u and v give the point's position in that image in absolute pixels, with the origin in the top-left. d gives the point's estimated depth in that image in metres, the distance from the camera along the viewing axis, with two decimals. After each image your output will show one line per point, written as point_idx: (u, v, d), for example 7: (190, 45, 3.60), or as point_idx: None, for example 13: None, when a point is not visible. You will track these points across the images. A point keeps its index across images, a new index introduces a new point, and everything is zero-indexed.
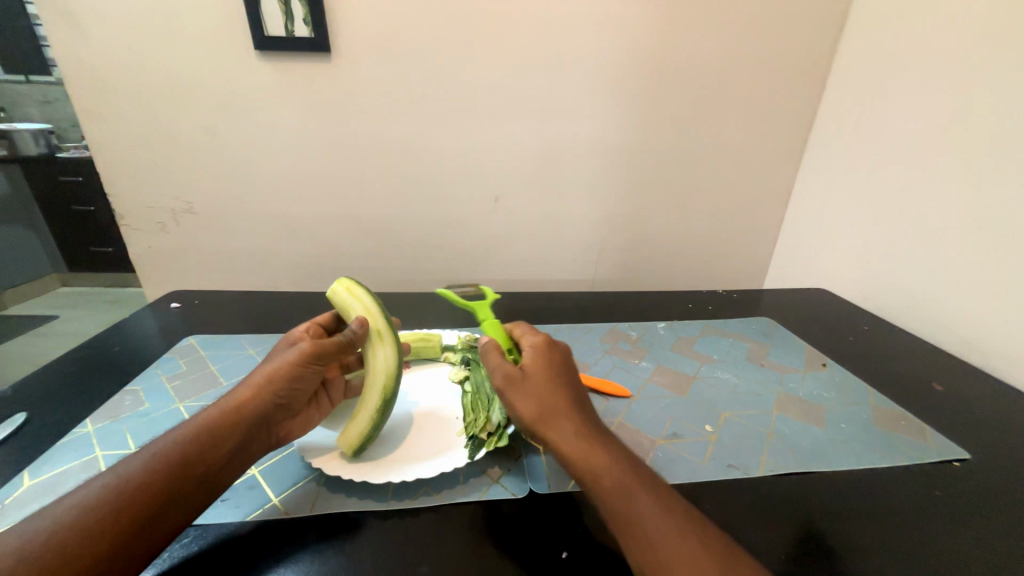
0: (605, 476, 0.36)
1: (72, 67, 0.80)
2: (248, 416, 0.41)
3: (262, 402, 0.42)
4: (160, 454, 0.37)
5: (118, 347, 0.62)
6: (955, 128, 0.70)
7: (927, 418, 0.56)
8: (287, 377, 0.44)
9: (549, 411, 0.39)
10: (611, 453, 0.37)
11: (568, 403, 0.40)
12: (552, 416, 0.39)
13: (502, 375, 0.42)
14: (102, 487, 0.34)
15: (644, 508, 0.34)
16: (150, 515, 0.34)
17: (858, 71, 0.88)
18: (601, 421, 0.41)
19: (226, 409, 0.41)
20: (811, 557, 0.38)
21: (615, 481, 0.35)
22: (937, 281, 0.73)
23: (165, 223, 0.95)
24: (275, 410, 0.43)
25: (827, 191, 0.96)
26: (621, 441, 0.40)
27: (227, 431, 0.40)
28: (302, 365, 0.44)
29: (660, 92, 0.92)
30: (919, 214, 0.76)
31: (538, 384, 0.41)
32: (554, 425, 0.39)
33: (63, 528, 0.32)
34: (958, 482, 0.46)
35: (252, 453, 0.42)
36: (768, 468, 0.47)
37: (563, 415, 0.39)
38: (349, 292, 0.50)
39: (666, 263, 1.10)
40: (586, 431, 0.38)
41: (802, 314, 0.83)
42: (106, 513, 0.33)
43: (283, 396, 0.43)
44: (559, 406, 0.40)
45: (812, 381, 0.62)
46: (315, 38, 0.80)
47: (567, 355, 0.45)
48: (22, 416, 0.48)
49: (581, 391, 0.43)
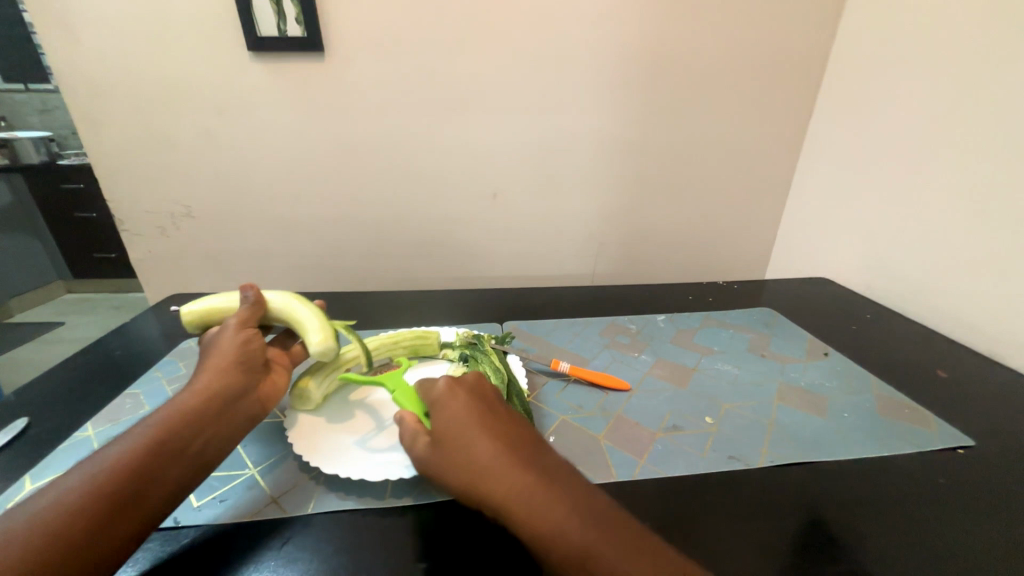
0: (558, 543, 0.31)
1: (68, 74, 0.81)
2: (217, 395, 0.40)
3: (229, 376, 0.42)
4: (136, 439, 0.35)
5: (119, 351, 0.63)
6: (955, 111, 0.69)
7: (932, 406, 0.55)
8: (235, 346, 0.44)
9: (474, 477, 0.35)
10: (562, 503, 0.33)
11: (497, 457, 0.36)
12: (487, 475, 0.35)
13: (421, 451, 0.39)
14: (85, 472, 0.33)
15: (613, 564, 0.30)
16: (132, 496, 0.33)
17: (857, 56, 0.87)
18: (547, 459, 0.37)
19: (195, 393, 0.40)
20: (813, 549, 0.37)
21: (570, 539, 0.31)
22: (941, 267, 0.72)
23: (164, 227, 0.95)
24: (246, 377, 0.43)
25: (828, 179, 0.95)
26: (574, 479, 0.36)
27: (199, 410, 0.39)
28: (243, 334, 0.45)
29: (657, 81, 0.91)
30: (923, 199, 0.74)
31: (456, 447, 0.37)
32: (486, 490, 0.34)
33: (47, 512, 0.30)
34: (961, 470, 0.46)
35: (237, 423, 0.41)
36: (768, 459, 0.46)
37: (491, 481, 0.35)
38: (198, 306, 0.49)
39: (667, 256, 1.10)
40: (527, 485, 0.34)
41: (804, 304, 0.82)
42: (92, 497, 0.32)
43: (245, 362, 0.44)
44: (483, 466, 0.35)
45: (814, 370, 0.62)
46: (306, 37, 0.80)
47: (479, 394, 0.41)
48: (23, 422, 0.49)
49: (513, 431, 0.39)
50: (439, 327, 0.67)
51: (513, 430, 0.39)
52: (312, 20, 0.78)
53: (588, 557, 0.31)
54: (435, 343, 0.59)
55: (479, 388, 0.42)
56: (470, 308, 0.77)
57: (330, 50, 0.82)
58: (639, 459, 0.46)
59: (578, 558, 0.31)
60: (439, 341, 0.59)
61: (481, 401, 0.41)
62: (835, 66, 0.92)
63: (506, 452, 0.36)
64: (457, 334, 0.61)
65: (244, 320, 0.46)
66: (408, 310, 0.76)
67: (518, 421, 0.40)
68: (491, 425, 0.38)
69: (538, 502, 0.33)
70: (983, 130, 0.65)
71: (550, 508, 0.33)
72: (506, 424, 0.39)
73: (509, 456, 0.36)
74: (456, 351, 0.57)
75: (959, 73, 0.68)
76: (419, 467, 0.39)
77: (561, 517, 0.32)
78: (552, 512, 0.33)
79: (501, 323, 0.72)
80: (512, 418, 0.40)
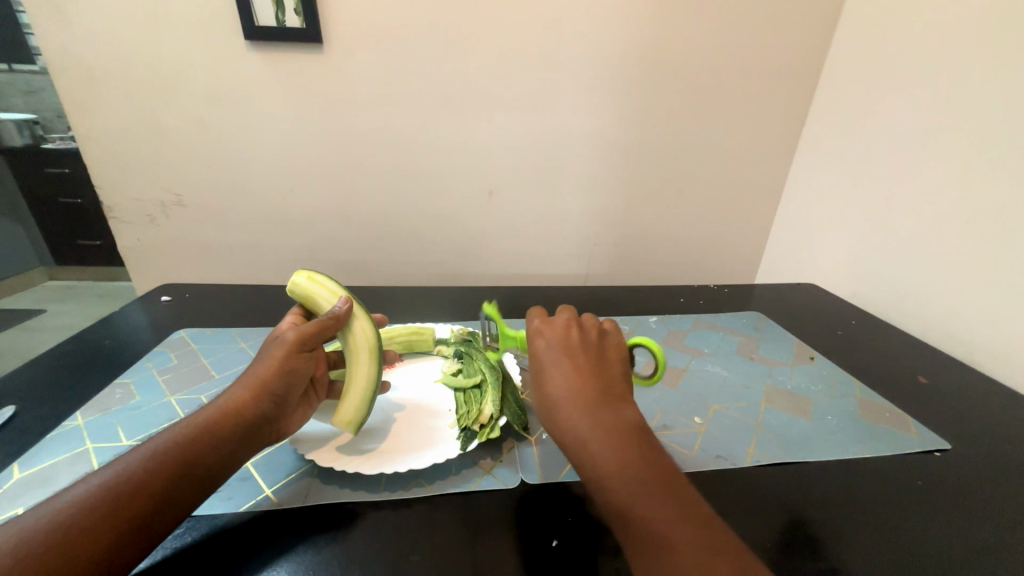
0: (602, 489, 0.34)
1: (58, 56, 0.79)
2: (244, 418, 0.39)
3: (260, 401, 0.40)
4: (156, 453, 0.35)
5: (108, 340, 0.62)
6: (943, 126, 0.71)
7: (912, 411, 0.57)
8: (279, 369, 0.42)
9: (549, 414, 0.39)
10: (615, 458, 0.35)
11: (568, 401, 0.38)
12: (559, 415, 0.38)
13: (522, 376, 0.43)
14: (99, 484, 0.32)
15: (648, 522, 0.31)
16: (146, 515, 0.32)
17: (849, 67, 0.89)
18: (617, 412, 0.37)
19: (224, 406, 0.39)
20: (797, 546, 0.38)
21: (612, 493, 0.33)
22: (924, 277, 0.74)
23: (154, 216, 0.94)
24: (275, 407, 0.41)
25: (818, 187, 0.97)
26: (637, 438, 0.36)
27: (227, 424, 0.38)
28: (293, 355, 0.43)
29: (654, 85, 0.92)
30: (909, 210, 0.76)
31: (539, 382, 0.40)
32: (555, 427, 0.38)
33: (59, 526, 0.30)
34: (939, 473, 0.47)
35: (255, 447, 0.40)
36: (755, 459, 0.48)
37: (561, 419, 0.37)
38: (309, 280, 0.47)
39: (659, 259, 1.11)
40: (587, 437, 0.36)
41: (792, 309, 0.84)
42: (105, 513, 0.31)
43: (280, 393, 0.42)
44: (558, 407, 0.38)
45: (800, 374, 0.63)
46: (305, 28, 0.79)
47: (570, 337, 0.42)
48: (10, 410, 0.48)
49: (592, 378, 0.39)
50: (435, 323, 0.67)
51: (590, 375, 0.39)
52: (311, 11, 0.78)
53: (625, 511, 0.32)
54: (430, 339, 0.60)
55: (568, 333, 0.42)
56: (465, 305, 0.77)
57: (329, 42, 0.82)
58: None
59: (616, 509, 0.33)
60: (434, 337, 0.60)
61: (571, 342, 0.41)
62: (828, 77, 0.94)
63: (575, 392, 0.38)
64: (452, 332, 0.61)
65: (301, 337, 0.43)
66: (404, 305, 0.76)
67: (604, 365, 0.40)
68: (571, 365, 0.40)
69: (596, 451, 0.35)
70: (968, 144, 0.67)
71: (603, 460, 0.35)
72: (585, 371, 0.39)
73: (579, 402, 0.37)
74: (451, 347, 0.59)
75: (948, 87, 0.70)
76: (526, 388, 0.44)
77: (610, 470, 0.34)
78: (603, 463, 0.34)
79: (495, 321, 0.72)
80: (596, 363, 0.40)
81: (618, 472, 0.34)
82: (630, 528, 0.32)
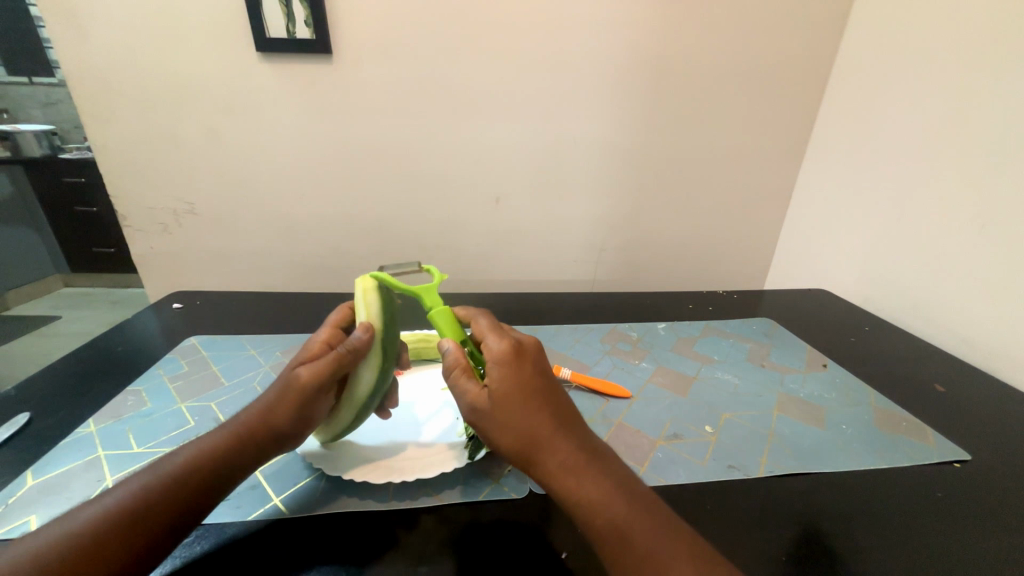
0: (598, 513, 0.34)
1: (75, 68, 0.81)
2: (250, 448, 0.39)
3: (269, 435, 0.40)
4: (162, 473, 0.35)
5: (121, 347, 0.63)
6: (955, 130, 0.70)
7: (929, 419, 0.56)
8: (290, 407, 0.40)
9: (530, 446, 0.36)
10: (604, 482, 0.35)
11: (549, 430, 0.37)
12: (542, 445, 0.36)
13: (474, 397, 0.38)
14: (109, 504, 0.33)
15: (642, 545, 0.33)
16: (157, 531, 0.32)
17: (859, 70, 0.88)
18: (592, 438, 0.38)
19: (228, 433, 0.39)
20: (812, 559, 0.37)
21: (605, 517, 0.34)
22: (938, 282, 0.73)
23: (167, 224, 0.95)
24: (282, 440, 0.40)
25: (829, 191, 0.95)
26: (616, 463, 0.38)
27: (229, 450, 0.38)
28: (307, 392, 0.40)
29: (661, 91, 0.92)
30: (922, 214, 0.75)
31: (516, 415, 0.37)
32: (539, 459, 0.36)
33: (72, 547, 0.30)
34: (960, 484, 0.46)
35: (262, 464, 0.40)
36: (768, 469, 0.47)
37: (546, 450, 0.36)
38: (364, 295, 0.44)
39: (667, 264, 1.10)
40: (575, 465, 0.36)
41: (803, 315, 0.83)
42: (117, 531, 0.31)
43: (286, 429, 0.40)
44: (541, 439, 0.36)
45: (813, 381, 0.62)
46: (316, 39, 0.80)
47: (536, 360, 0.40)
48: (25, 416, 0.49)
49: (567, 408, 0.39)
50: None
51: (567, 407, 0.39)
52: (321, 21, 0.79)
53: (623, 530, 0.33)
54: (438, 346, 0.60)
55: (538, 357, 0.41)
56: None
57: (339, 53, 0.83)
58: (642, 467, 0.46)
59: (613, 532, 0.33)
60: None
61: (526, 372, 0.38)
62: (837, 81, 0.93)
63: (557, 423, 0.37)
64: None
65: (316, 373, 0.40)
66: (411, 312, 0.76)
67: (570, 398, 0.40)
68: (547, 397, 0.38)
69: (584, 478, 0.35)
70: (982, 147, 0.66)
71: (594, 487, 0.35)
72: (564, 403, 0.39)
73: (563, 432, 0.37)
74: None
75: (959, 90, 0.69)
76: (468, 412, 0.38)
77: (600, 493, 0.35)
78: (592, 488, 0.35)
79: None
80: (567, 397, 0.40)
81: (609, 499, 0.35)
82: (629, 550, 0.33)
